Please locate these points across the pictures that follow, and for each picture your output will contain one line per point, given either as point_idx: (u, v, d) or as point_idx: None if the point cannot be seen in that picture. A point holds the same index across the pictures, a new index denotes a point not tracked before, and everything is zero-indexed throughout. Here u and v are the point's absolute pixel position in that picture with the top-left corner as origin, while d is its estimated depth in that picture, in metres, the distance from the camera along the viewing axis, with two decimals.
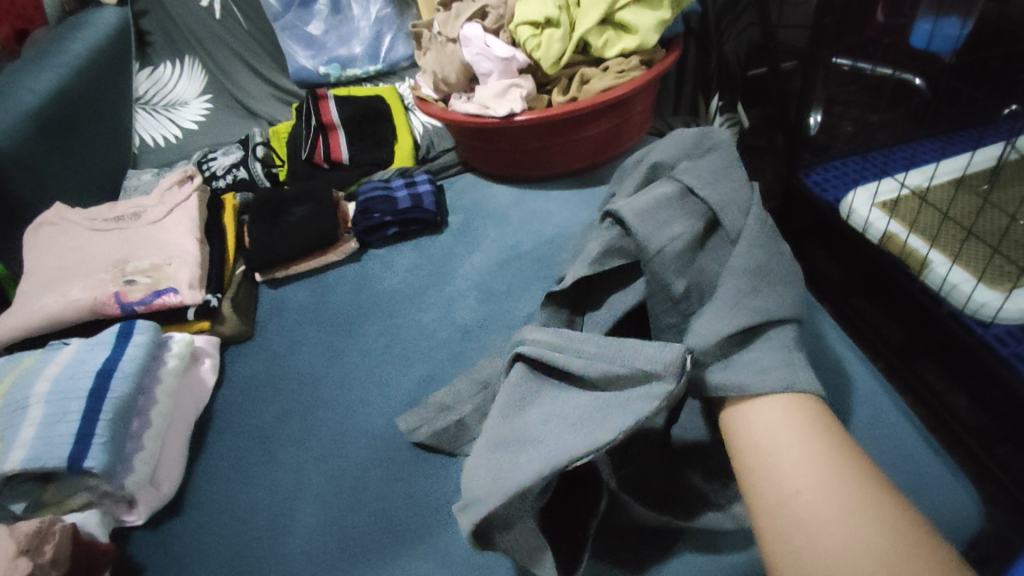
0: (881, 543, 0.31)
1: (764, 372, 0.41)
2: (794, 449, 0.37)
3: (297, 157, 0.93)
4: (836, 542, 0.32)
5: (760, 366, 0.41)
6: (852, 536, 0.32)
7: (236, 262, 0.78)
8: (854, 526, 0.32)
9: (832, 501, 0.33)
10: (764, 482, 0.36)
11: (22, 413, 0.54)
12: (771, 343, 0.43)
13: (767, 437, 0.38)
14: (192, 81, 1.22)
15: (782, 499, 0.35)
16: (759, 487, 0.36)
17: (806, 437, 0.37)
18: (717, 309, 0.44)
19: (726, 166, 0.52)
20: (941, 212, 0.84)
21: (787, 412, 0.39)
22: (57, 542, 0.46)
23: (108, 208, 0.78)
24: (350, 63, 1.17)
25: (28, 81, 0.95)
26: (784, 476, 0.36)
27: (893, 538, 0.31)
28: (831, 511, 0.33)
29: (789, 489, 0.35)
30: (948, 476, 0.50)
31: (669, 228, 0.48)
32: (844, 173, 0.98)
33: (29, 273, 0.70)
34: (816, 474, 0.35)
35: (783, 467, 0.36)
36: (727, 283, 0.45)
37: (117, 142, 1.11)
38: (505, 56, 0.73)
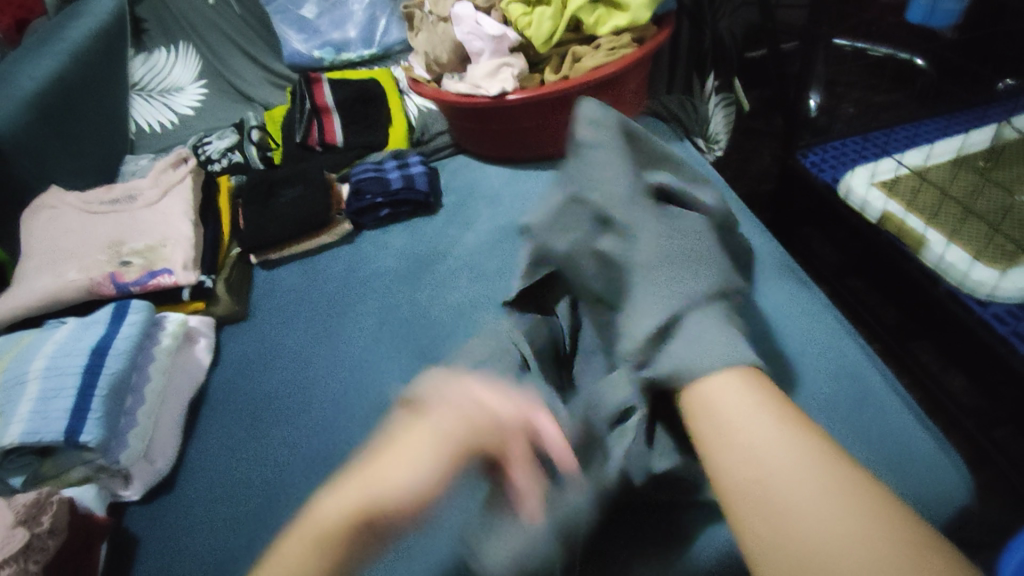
0: (844, 511, 0.32)
1: (681, 353, 0.43)
2: (758, 426, 0.37)
3: (291, 140, 0.94)
4: (812, 514, 0.32)
5: (700, 347, 0.43)
6: (818, 507, 0.32)
7: (231, 244, 0.78)
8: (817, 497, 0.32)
9: (801, 476, 0.34)
10: (733, 466, 0.36)
11: (18, 388, 0.54)
12: (705, 320, 0.45)
13: (733, 415, 0.38)
14: (187, 66, 1.22)
15: (752, 474, 0.35)
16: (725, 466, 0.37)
17: (762, 412, 0.38)
18: (647, 309, 0.48)
19: (616, 167, 0.55)
20: (938, 190, 0.84)
21: (740, 388, 0.40)
22: (54, 512, 0.48)
23: (103, 192, 0.78)
24: (344, 47, 1.16)
25: (23, 67, 0.95)
26: (749, 452, 0.36)
27: (858, 507, 0.32)
28: (801, 485, 0.33)
29: (756, 464, 0.35)
30: (932, 446, 0.50)
31: (572, 237, 0.55)
32: (843, 154, 0.96)
33: (26, 256, 0.71)
34: (781, 449, 0.35)
35: (748, 444, 0.36)
36: (646, 283, 0.49)
37: (114, 127, 1.11)
38: (498, 34, 0.73)
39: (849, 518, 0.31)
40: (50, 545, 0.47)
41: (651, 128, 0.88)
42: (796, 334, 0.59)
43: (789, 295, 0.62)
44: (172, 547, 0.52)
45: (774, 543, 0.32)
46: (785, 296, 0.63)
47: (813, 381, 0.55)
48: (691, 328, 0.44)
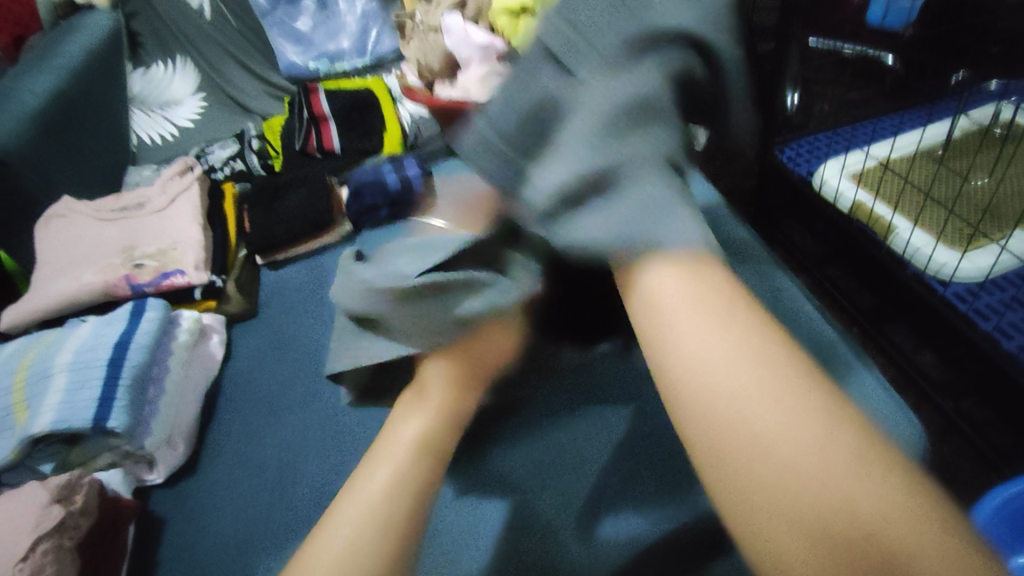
0: (796, 415, 0.26)
1: (603, 225, 0.34)
2: (698, 321, 0.30)
3: (290, 147, 0.98)
4: (764, 430, 0.26)
5: (621, 218, 0.34)
6: (784, 415, 0.26)
7: (238, 246, 0.82)
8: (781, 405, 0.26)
9: (756, 392, 0.27)
10: (676, 365, 0.30)
11: (46, 381, 0.58)
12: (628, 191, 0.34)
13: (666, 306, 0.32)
14: (185, 80, 1.26)
15: (704, 380, 0.28)
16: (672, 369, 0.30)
17: (719, 309, 0.30)
18: (564, 162, 0.37)
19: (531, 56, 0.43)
20: (901, 178, 0.89)
21: (682, 279, 0.32)
22: (86, 493, 0.52)
23: (113, 200, 0.82)
24: (338, 57, 1.21)
25: (29, 84, 0.99)
26: (695, 353, 0.29)
27: (823, 413, 0.26)
28: (754, 402, 0.27)
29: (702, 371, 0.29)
30: (895, 405, 0.55)
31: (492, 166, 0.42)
32: (815, 148, 1.02)
33: (43, 262, 0.75)
34: (732, 359, 0.28)
35: (689, 342, 0.30)
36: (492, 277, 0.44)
37: (116, 140, 1.15)
38: (484, 43, 0.78)
39: (816, 430, 0.25)
40: (83, 522, 0.50)
41: None
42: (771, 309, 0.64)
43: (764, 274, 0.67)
44: (196, 525, 0.56)
45: (717, 454, 0.27)
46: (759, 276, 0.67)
47: (785, 352, 0.59)
48: (623, 184, 0.35)
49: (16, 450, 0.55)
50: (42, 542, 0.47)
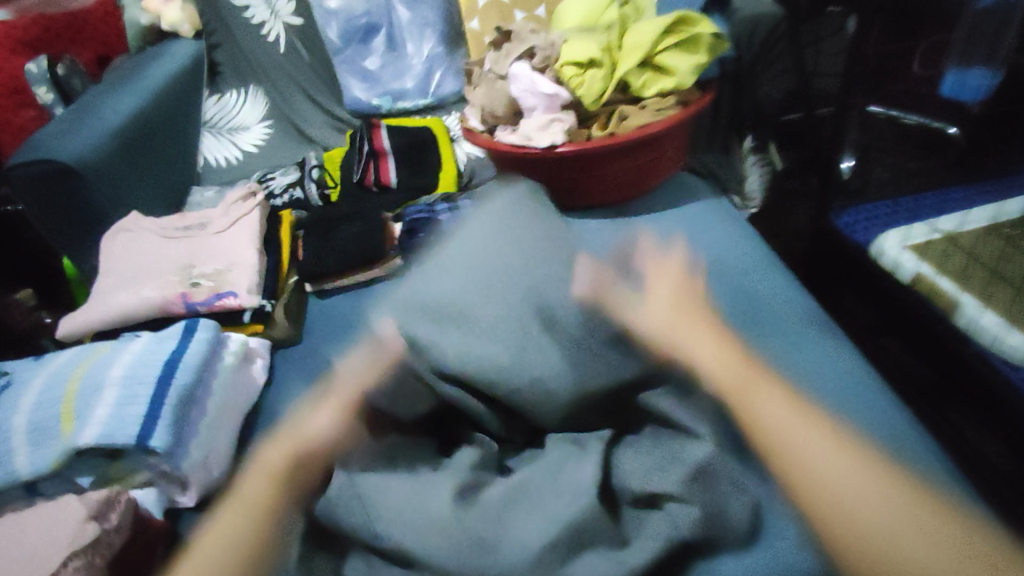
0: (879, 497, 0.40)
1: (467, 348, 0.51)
2: (844, 472, 0.41)
3: (348, 179, 1.00)
4: (886, 519, 0.39)
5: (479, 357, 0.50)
6: (932, 560, 0.37)
7: (289, 274, 0.84)
8: (933, 535, 0.39)
9: (871, 492, 0.40)
10: (858, 512, 0.39)
11: (96, 393, 0.58)
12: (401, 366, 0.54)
13: (807, 465, 0.42)
14: (255, 109, 1.33)
15: (843, 506, 0.40)
16: (805, 478, 0.41)
17: (885, 492, 0.40)
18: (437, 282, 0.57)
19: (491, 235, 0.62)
20: (969, 255, 0.84)
21: (786, 407, 0.45)
22: (122, 511, 0.51)
23: (177, 218, 0.85)
24: (402, 96, 1.27)
25: (113, 103, 1.06)
26: (859, 508, 0.40)
27: (906, 504, 0.40)
28: (876, 503, 0.40)
29: (853, 515, 0.39)
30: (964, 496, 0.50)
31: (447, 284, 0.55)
32: (875, 216, 0.96)
33: (106, 273, 0.78)
34: (894, 519, 0.39)
35: (842, 512, 0.40)
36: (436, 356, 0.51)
37: (186, 159, 1.20)
38: (550, 92, 0.78)
39: (891, 517, 0.39)
40: (116, 540, 0.50)
41: (688, 183, 0.92)
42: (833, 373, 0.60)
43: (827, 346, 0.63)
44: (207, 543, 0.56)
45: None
46: (816, 349, 0.62)
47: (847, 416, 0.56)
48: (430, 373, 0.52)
49: (57, 461, 0.55)
50: (72, 561, 0.47)
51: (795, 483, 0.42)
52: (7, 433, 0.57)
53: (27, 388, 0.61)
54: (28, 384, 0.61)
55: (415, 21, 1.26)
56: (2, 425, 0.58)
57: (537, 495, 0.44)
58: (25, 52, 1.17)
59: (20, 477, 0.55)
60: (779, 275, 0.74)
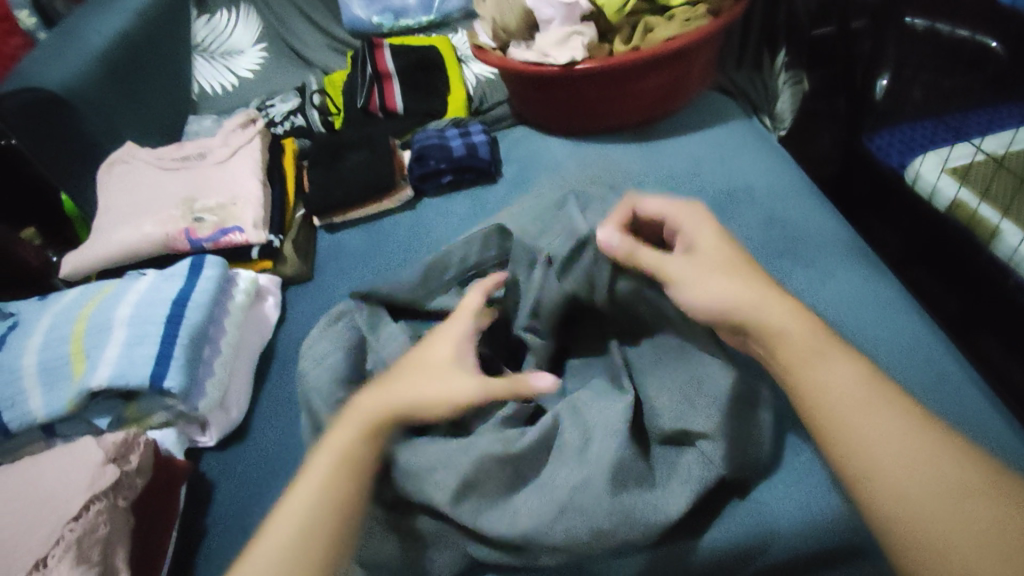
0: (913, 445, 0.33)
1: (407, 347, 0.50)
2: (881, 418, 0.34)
3: (352, 105, 0.94)
4: (906, 466, 0.32)
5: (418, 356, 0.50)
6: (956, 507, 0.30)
7: (295, 208, 0.80)
8: (957, 504, 0.30)
9: (902, 442, 0.33)
10: (874, 459, 0.33)
11: (105, 333, 0.57)
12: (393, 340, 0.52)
13: (836, 379, 0.36)
14: (248, 30, 1.24)
15: (879, 453, 0.33)
16: (831, 408, 0.35)
17: (912, 432, 0.33)
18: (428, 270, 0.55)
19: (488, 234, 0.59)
20: (1016, 177, 0.78)
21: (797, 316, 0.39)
22: (141, 453, 0.50)
23: (174, 149, 0.80)
24: (403, 13, 1.18)
25: (96, 25, 0.98)
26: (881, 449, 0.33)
27: (952, 468, 0.32)
28: (905, 454, 0.32)
29: (877, 455, 0.33)
30: (1008, 431, 0.48)
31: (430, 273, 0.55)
32: (912, 138, 0.89)
33: (104, 209, 0.74)
34: (920, 463, 0.32)
35: (868, 432, 0.34)
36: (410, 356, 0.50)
37: (179, 87, 1.14)
38: (569, 1, 0.71)
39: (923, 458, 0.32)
40: (138, 482, 0.49)
41: (716, 103, 0.86)
42: (873, 305, 0.58)
43: (865, 278, 0.60)
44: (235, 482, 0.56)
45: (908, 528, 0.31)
46: (849, 276, 0.60)
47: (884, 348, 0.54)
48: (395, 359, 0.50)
49: (73, 402, 0.54)
50: (96, 502, 0.46)
51: (821, 411, 0.36)
52: (18, 374, 0.56)
53: (34, 328, 0.59)
54: (35, 324, 0.59)
55: None
56: (11, 366, 0.57)
57: (569, 446, 0.44)
58: None
59: (36, 418, 0.54)
60: (815, 202, 0.69)
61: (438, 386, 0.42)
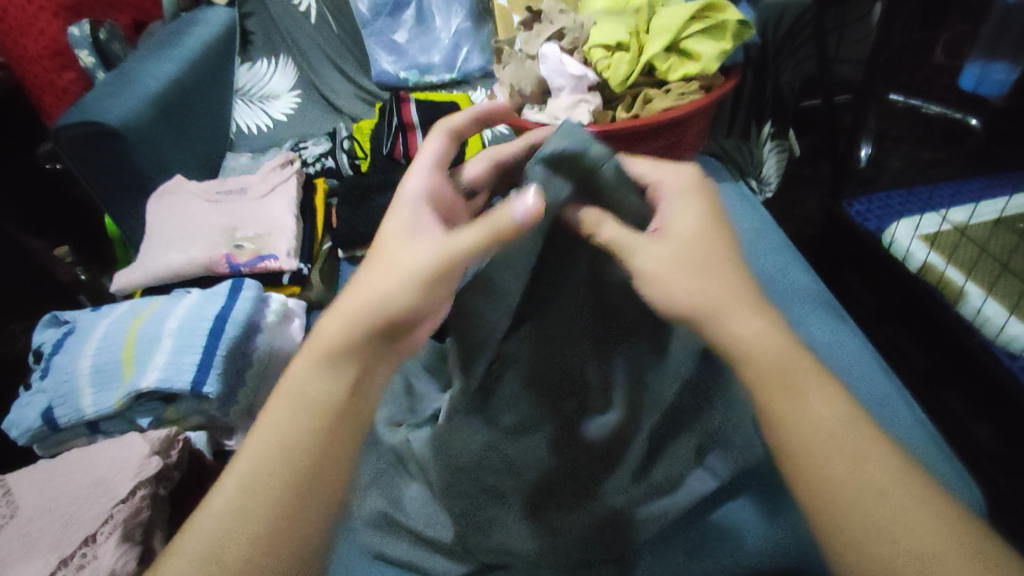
0: (877, 474, 0.35)
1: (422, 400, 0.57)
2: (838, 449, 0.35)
3: (378, 151, 1.04)
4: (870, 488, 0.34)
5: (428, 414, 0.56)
6: (916, 532, 0.33)
7: (322, 240, 0.88)
8: (907, 518, 0.33)
9: (865, 472, 0.35)
10: (824, 480, 0.35)
11: (154, 342, 0.64)
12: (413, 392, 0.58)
13: (812, 414, 0.36)
14: (285, 78, 1.36)
15: (833, 474, 0.35)
16: (799, 432, 0.36)
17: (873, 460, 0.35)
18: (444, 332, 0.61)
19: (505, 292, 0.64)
20: (978, 247, 0.86)
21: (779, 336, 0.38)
22: (181, 449, 0.57)
23: (218, 183, 0.89)
24: (428, 70, 1.30)
25: (153, 69, 1.09)
26: (851, 473, 0.35)
27: (907, 490, 0.34)
28: (867, 485, 0.34)
29: (836, 477, 0.35)
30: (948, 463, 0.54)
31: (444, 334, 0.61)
32: (887, 206, 0.98)
33: (153, 232, 0.82)
34: (879, 490, 0.34)
35: (829, 457, 0.35)
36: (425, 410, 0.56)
37: (219, 126, 1.24)
38: (579, 74, 0.82)
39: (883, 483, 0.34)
40: (175, 474, 0.55)
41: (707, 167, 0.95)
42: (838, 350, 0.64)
43: (830, 325, 0.67)
44: None
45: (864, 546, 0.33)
46: (824, 327, 0.66)
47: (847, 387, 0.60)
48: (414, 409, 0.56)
49: (120, 402, 0.61)
50: (141, 488, 0.52)
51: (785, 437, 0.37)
52: (73, 374, 0.63)
53: (90, 335, 0.66)
54: (90, 332, 0.67)
55: None
56: (68, 367, 0.64)
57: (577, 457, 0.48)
58: (65, 14, 1.19)
59: (86, 414, 0.61)
60: (791, 258, 0.77)
61: (404, 260, 0.41)
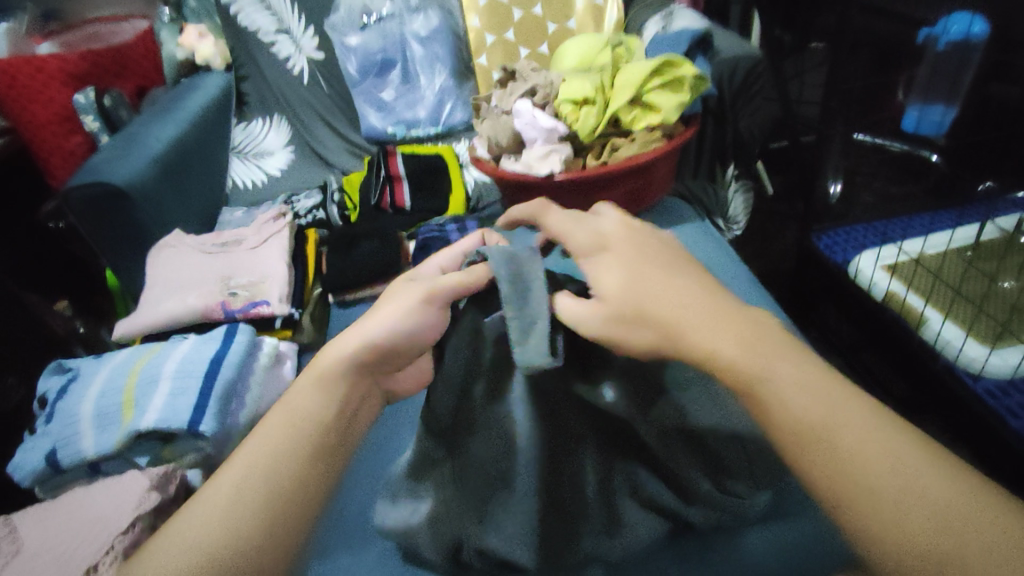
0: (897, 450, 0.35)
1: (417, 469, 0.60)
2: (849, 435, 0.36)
3: (366, 202, 1.10)
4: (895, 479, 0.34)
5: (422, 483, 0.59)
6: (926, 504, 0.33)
7: (313, 286, 0.93)
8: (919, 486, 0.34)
9: (872, 448, 0.35)
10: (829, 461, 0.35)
11: (154, 385, 0.67)
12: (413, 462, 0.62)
13: (830, 423, 0.37)
14: (279, 135, 1.45)
15: (849, 463, 0.35)
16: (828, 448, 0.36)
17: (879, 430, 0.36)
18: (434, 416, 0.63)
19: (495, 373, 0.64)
20: (931, 274, 0.90)
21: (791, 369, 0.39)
22: (178, 484, 0.60)
23: (214, 236, 0.95)
24: (414, 124, 1.38)
25: (155, 130, 1.16)
26: (848, 445, 0.36)
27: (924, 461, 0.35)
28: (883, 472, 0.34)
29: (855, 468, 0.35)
30: None
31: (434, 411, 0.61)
32: (852, 239, 1.03)
33: (153, 284, 0.87)
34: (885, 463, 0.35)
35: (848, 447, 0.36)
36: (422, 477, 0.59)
37: (216, 182, 1.31)
38: (549, 127, 0.88)
39: (878, 441, 0.36)
40: (171, 510, 0.58)
41: (674, 208, 1.02)
42: None
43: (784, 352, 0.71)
44: None
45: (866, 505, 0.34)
46: None
47: None
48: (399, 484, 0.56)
49: (119, 443, 0.64)
50: (141, 519, 0.55)
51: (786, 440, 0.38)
52: (75, 419, 0.66)
53: (93, 380, 0.70)
54: (92, 379, 0.70)
55: (428, 57, 1.36)
56: (71, 412, 0.67)
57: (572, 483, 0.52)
58: (74, 84, 1.27)
59: (87, 456, 0.64)
60: (754, 292, 0.82)
61: (392, 312, 0.49)
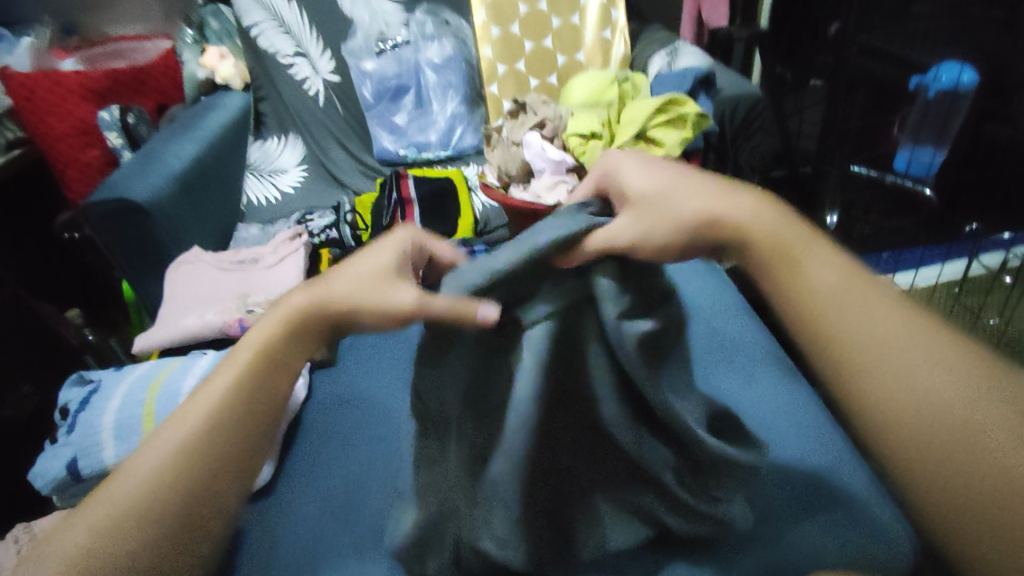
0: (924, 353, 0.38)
1: None
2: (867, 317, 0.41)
3: (378, 223, 1.14)
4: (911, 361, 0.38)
5: None
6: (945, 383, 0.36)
7: None
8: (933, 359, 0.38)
9: (901, 334, 0.39)
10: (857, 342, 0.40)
11: (175, 399, 0.70)
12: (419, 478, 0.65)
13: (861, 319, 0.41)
14: (293, 154, 1.49)
15: (870, 346, 0.39)
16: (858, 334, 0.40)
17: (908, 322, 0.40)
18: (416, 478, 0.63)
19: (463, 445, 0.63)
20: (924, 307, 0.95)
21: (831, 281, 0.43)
22: None
23: (232, 254, 0.98)
24: (425, 147, 1.43)
25: (176, 148, 1.21)
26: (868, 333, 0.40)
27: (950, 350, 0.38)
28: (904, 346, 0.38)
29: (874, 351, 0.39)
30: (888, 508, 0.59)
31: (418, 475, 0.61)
32: None
33: (171, 299, 0.90)
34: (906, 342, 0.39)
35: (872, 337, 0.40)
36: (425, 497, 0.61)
37: (232, 199, 1.35)
38: (557, 160, 0.94)
39: (908, 330, 0.39)
40: None
41: None
42: (790, 406, 0.70)
43: (779, 382, 0.74)
44: (262, 532, 0.66)
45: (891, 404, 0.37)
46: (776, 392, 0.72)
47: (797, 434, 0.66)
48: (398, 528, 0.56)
49: None
50: None
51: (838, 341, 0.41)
52: (97, 430, 0.69)
53: (114, 393, 0.73)
54: (114, 391, 0.73)
55: (441, 83, 1.41)
56: (93, 423, 0.70)
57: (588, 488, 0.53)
58: (95, 99, 1.31)
59: (108, 466, 0.67)
60: (751, 322, 0.85)
61: (359, 272, 0.48)
